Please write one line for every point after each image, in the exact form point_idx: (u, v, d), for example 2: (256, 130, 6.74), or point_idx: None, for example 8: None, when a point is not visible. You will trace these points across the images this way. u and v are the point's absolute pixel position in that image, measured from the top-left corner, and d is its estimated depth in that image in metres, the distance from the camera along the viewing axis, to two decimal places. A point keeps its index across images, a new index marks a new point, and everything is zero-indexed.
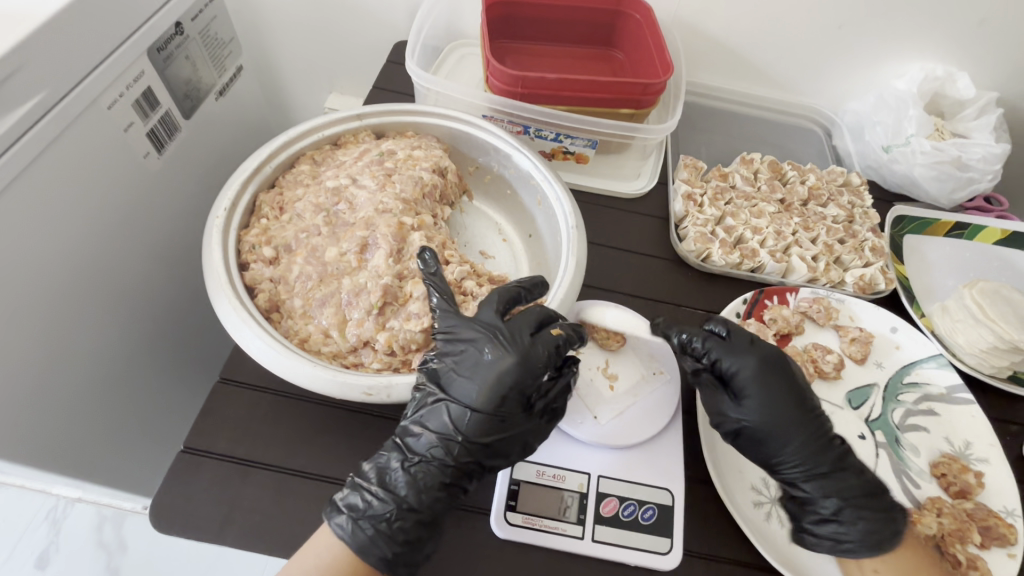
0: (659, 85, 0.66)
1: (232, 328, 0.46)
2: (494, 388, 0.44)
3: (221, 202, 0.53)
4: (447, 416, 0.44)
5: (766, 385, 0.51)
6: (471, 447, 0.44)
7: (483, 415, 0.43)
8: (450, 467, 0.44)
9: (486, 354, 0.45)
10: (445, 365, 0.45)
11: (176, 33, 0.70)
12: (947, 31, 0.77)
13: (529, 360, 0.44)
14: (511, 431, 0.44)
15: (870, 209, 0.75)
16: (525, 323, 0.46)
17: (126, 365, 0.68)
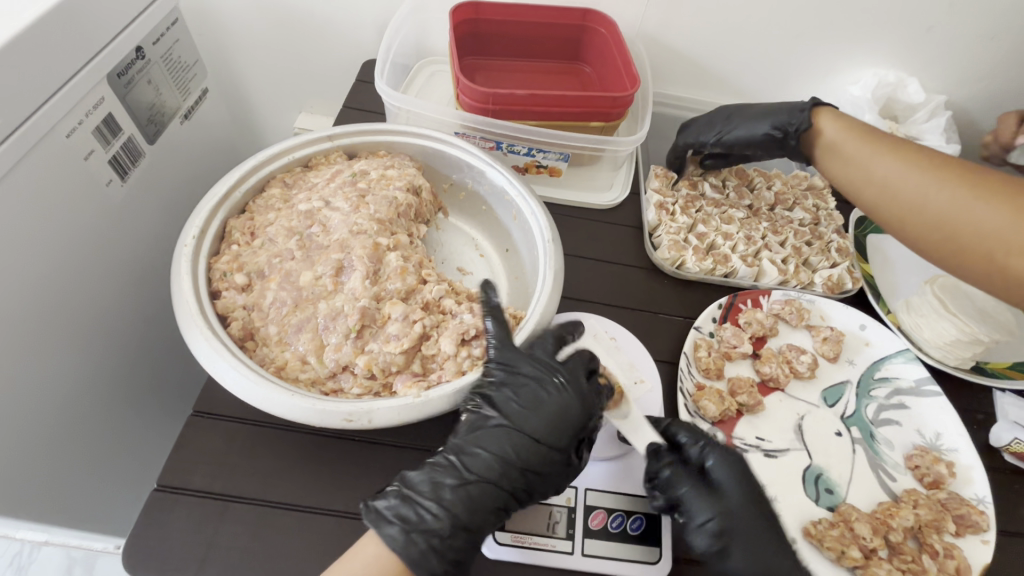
0: (627, 98, 0.67)
1: (206, 360, 0.45)
2: (562, 421, 0.46)
3: (189, 229, 0.52)
4: (508, 442, 0.45)
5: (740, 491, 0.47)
6: (528, 476, 0.45)
7: (547, 445, 0.45)
8: (507, 496, 0.44)
9: (554, 389, 0.47)
10: (506, 394, 0.46)
11: (137, 58, 0.68)
12: (896, 39, 0.81)
13: (591, 397, 0.47)
14: (567, 464, 0.46)
15: (834, 211, 0.77)
16: (581, 358, 0.49)
17: (92, 400, 0.66)
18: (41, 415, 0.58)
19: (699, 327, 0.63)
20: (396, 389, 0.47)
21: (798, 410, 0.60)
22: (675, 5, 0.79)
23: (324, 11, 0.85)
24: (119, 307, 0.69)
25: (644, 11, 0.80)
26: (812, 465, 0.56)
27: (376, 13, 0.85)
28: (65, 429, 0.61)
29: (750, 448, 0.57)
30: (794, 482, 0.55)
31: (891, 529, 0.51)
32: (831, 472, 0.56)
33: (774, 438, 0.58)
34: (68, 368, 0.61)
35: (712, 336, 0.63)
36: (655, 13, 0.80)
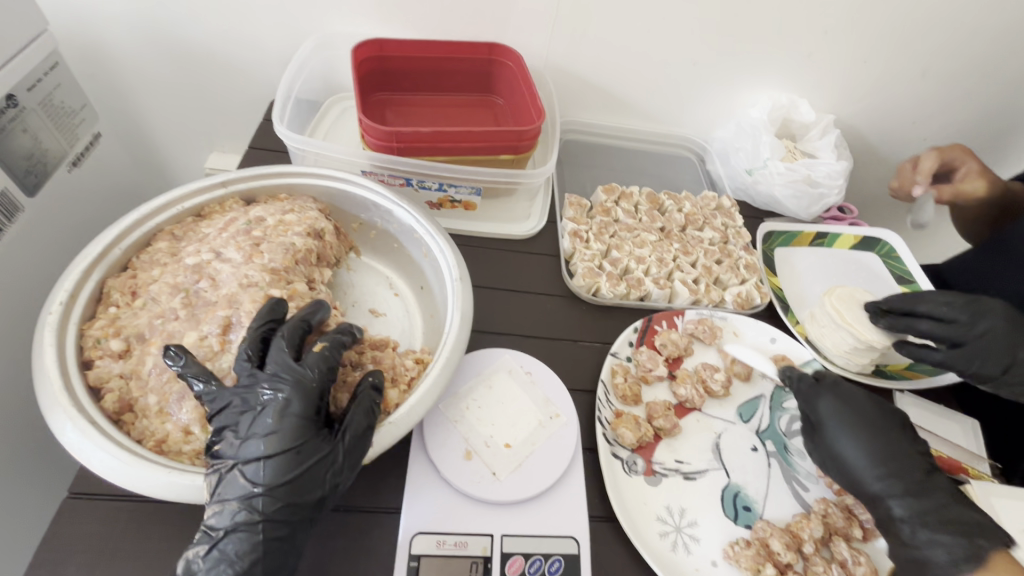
0: (532, 131, 0.68)
1: (71, 443, 0.41)
2: (284, 425, 0.42)
3: (58, 294, 0.48)
4: (241, 478, 0.41)
5: (858, 431, 0.55)
6: (276, 493, 0.41)
7: (278, 459, 0.41)
8: (270, 526, 0.40)
9: (270, 402, 0.43)
10: (228, 435, 0.43)
11: (9, 106, 0.63)
12: (784, 65, 0.86)
13: (307, 385, 0.44)
14: (311, 460, 0.42)
15: (742, 229, 0.80)
16: (283, 353, 0.45)
17: None
18: None
19: (615, 352, 0.64)
20: None
21: (714, 428, 0.62)
22: (579, 37, 0.81)
23: (226, 47, 0.83)
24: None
25: (550, 43, 0.82)
26: (730, 483, 0.57)
27: (282, 51, 0.84)
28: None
29: (670, 472, 0.57)
30: (713, 503, 0.56)
31: (803, 541, 0.53)
32: (748, 488, 0.57)
33: (693, 460, 0.59)
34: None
35: (629, 360, 0.64)
36: (559, 46, 0.82)
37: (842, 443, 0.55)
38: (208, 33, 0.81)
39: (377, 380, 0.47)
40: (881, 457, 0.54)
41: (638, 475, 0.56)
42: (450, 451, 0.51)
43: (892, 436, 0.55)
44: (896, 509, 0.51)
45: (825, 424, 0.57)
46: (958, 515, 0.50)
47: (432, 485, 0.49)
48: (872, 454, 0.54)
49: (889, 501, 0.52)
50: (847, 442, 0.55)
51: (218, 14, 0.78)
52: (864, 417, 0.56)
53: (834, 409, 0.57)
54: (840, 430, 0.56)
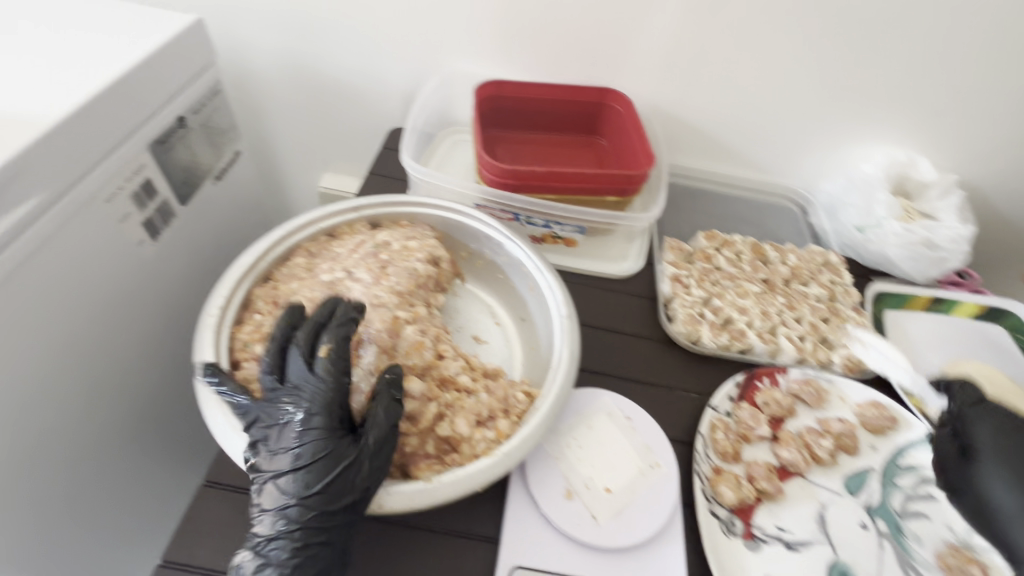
0: (642, 176, 0.69)
1: (221, 435, 0.45)
2: (309, 437, 0.42)
3: (215, 299, 0.53)
4: (275, 489, 0.42)
5: (1004, 468, 0.52)
6: (308, 501, 0.41)
7: (307, 469, 0.41)
8: (307, 533, 0.41)
9: (293, 414, 0.43)
10: (260, 449, 0.43)
11: (178, 126, 0.74)
12: (903, 121, 0.83)
13: (323, 393, 0.44)
14: (336, 467, 0.42)
15: (850, 287, 0.77)
16: (298, 363, 0.45)
17: (87, 449, 0.67)
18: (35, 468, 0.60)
19: (715, 406, 0.62)
20: (411, 472, 0.46)
21: (819, 498, 0.58)
22: (688, 84, 0.83)
23: (356, 82, 0.91)
24: (127, 359, 0.71)
25: (658, 90, 0.84)
26: (837, 560, 0.54)
27: (404, 86, 0.90)
28: (55, 475, 0.63)
29: (771, 539, 0.55)
30: None
31: None
32: (858, 569, 0.54)
33: (796, 529, 0.56)
34: (65, 423, 0.63)
35: (729, 416, 0.62)
36: (668, 92, 0.84)
37: (1000, 494, 0.51)
38: (343, 68, 0.89)
39: (395, 382, 0.46)
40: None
41: (737, 537, 0.54)
42: (552, 488, 0.51)
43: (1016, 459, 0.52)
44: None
45: (978, 461, 0.54)
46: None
47: (532, 520, 0.50)
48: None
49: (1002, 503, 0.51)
50: (994, 476, 0.52)
51: (354, 52, 0.86)
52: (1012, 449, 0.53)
53: (957, 448, 0.57)
54: (990, 472, 0.53)
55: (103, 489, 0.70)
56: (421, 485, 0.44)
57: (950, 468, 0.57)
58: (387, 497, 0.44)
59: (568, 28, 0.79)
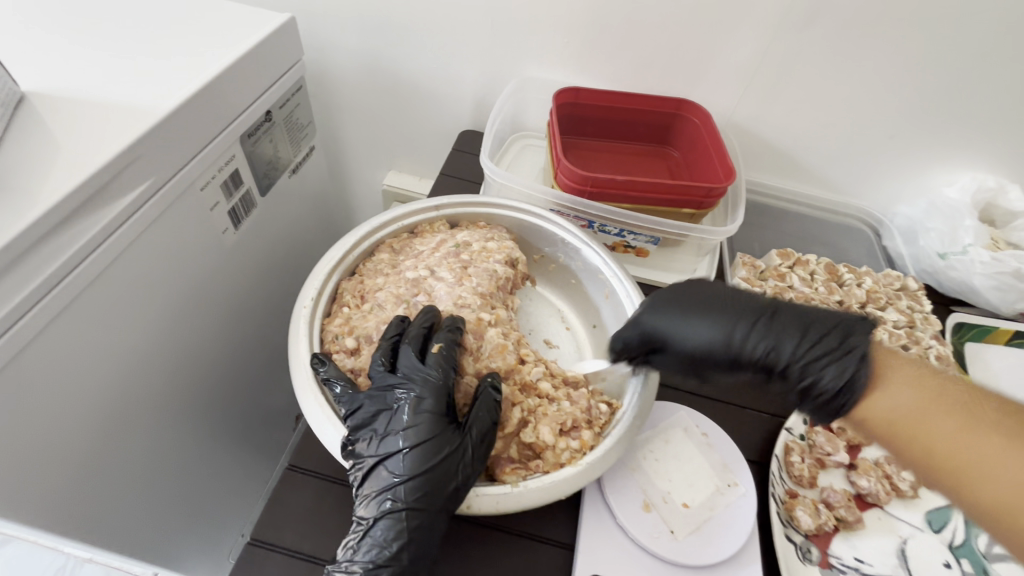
0: (721, 190, 0.68)
1: (316, 424, 0.47)
2: (418, 421, 0.45)
3: (309, 290, 0.55)
4: (382, 470, 0.44)
5: (686, 319, 0.51)
6: (416, 484, 0.43)
7: (417, 451, 0.44)
8: (411, 514, 0.43)
9: (404, 400, 0.46)
10: (367, 434, 0.46)
11: (265, 120, 0.76)
12: (996, 147, 0.80)
13: (435, 383, 0.47)
14: (444, 453, 0.44)
15: (931, 315, 0.74)
16: (411, 357, 0.48)
17: (162, 425, 0.70)
18: (119, 440, 0.63)
19: (791, 428, 0.61)
20: (496, 474, 0.48)
21: (898, 531, 0.57)
22: (768, 99, 0.81)
23: (430, 83, 0.92)
24: (201, 341, 0.74)
25: (736, 103, 0.83)
26: None
27: (478, 89, 0.91)
28: (134, 447, 0.66)
29: (848, 570, 0.53)
30: None
31: None
32: None
33: (875, 562, 0.54)
34: (146, 400, 0.66)
35: (804, 439, 0.61)
36: (746, 106, 0.83)
37: (685, 337, 0.50)
38: (419, 70, 0.91)
39: (496, 380, 0.49)
40: (721, 320, 0.50)
41: (813, 564, 0.53)
42: (630, 499, 0.51)
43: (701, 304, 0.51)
44: (825, 376, 0.45)
45: (670, 342, 0.51)
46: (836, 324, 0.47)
47: (610, 530, 0.50)
48: (704, 314, 0.51)
49: (789, 351, 0.47)
50: (693, 325, 0.51)
51: (432, 54, 0.88)
52: (700, 299, 0.52)
53: (710, 371, 0.51)
54: (671, 327, 0.51)
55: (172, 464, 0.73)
56: (511, 487, 0.45)
57: (711, 369, 0.51)
58: (476, 498, 0.45)
59: (650, 38, 0.78)
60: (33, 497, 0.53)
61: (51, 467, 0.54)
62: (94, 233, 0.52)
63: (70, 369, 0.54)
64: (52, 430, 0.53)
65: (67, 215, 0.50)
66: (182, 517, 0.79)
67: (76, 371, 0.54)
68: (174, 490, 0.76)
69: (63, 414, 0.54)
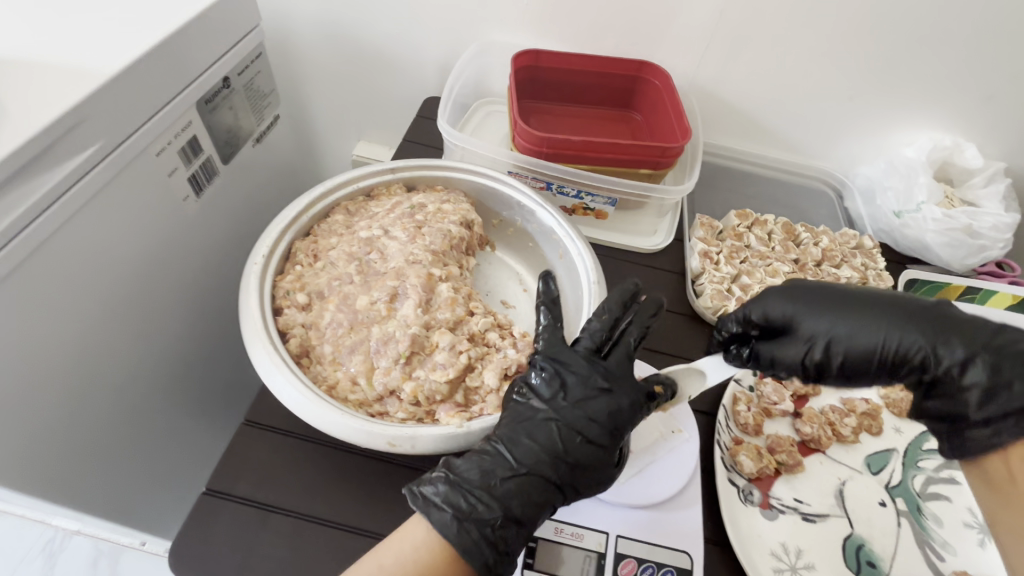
0: (677, 149, 0.69)
1: (265, 372, 0.48)
2: (609, 417, 0.45)
3: (260, 248, 0.55)
4: (555, 434, 0.45)
5: (842, 311, 0.49)
6: (528, 466, 0.44)
7: (597, 445, 0.45)
8: (520, 492, 0.43)
9: (545, 383, 0.47)
10: (557, 389, 0.47)
11: (224, 87, 0.76)
12: (953, 104, 0.80)
13: (637, 394, 0.47)
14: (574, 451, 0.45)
15: (883, 272, 0.76)
16: (624, 356, 0.48)
17: (129, 390, 0.71)
18: (84, 404, 0.64)
19: (738, 379, 0.64)
20: (439, 417, 0.49)
21: (838, 474, 0.59)
22: (729, 59, 0.81)
23: (392, 49, 0.91)
24: (165, 308, 0.75)
25: (697, 65, 0.83)
26: (853, 534, 0.55)
27: (441, 56, 0.91)
28: (99, 412, 0.66)
29: (788, 510, 0.56)
30: (832, 551, 0.53)
31: None
32: (874, 544, 0.54)
33: (814, 502, 0.57)
34: (112, 365, 0.67)
35: (752, 390, 0.63)
36: (707, 67, 0.83)
37: (838, 328, 0.48)
38: (381, 35, 0.89)
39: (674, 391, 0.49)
40: (886, 330, 0.47)
41: (754, 506, 0.55)
42: None
43: (911, 306, 0.49)
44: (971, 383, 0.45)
45: (793, 327, 0.50)
46: (980, 335, 0.46)
47: None
48: (851, 329, 0.48)
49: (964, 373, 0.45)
50: (859, 333, 0.48)
51: (393, 19, 0.87)
52: (835, 305, 0.49)
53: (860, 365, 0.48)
54: (799, 311, 0.50)
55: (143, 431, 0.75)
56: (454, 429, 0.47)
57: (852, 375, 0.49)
58: (416, 439, 0.45)
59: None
60: None
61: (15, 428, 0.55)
62: (40, 195, 0.53)
63: (26, 332, 0.54)
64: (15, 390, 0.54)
65: (11, 177, 0.50)
66: (155, 481, 0.81)
67: (32, 334, 0.55)
68: (146, 455, 0.78)
69: (23, 375, 0.55)
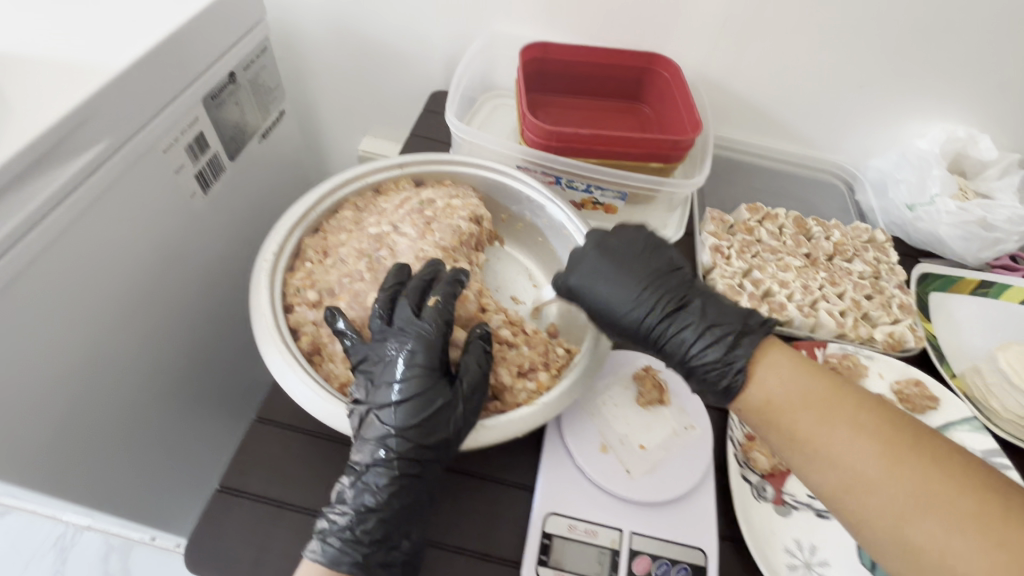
0: (688, 142, 0.68)
1: (278, 371, 0.48)
2: (411, 375, 0.46)
3: (270, 246, 0.55)
4: (392, 412, 0.45)
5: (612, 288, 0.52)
6: (399, 438, 0.45)
7: (407, 405, 0.45)
8: (403, 463, 0.45)
9: (398, 353, 0.47)
10: (364, 383, 0.47)
11: (229, 81, 0.75)
12: (966, 94, 0.79)
13: (428, 338, 0.47)
14: (429, 413, 0.45)
15: (897, 266, 0.75)
16: (406, 308, 0.49)
17: (139, 387, 0.71)
18: (95, 404, 0.64)
19: None
20: None
21: None
22: (740, 50, 0.80)
23: (398, 42, 0.90)
24: (174, 304, 0.75)
25: (707, 56, 0.82)
26: None
27: (448, 49, 0.90)
28: (110, 409, 0.67)
29: (801, 506, 0.55)
30: (847, 548, 0.53)
31: None
32: None
33: None
34: (123, 362, 0.67)
35: None
36: (717, 58, 0.82)
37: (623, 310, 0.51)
38: (387, 28, 0.88)
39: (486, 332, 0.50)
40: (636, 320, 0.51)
41: (767, 501, 0.55)
42: (588, 441, 0.53)
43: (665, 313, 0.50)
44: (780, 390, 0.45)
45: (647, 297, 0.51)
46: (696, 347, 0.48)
47: (569, 472, 0.52)
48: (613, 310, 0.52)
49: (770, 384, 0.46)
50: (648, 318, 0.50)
51: (399, 14, 0.86)
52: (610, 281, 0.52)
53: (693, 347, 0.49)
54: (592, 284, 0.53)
55: (154, 427, 0.75)
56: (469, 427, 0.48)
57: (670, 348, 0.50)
58: None
59: None
60: (14, 457, 0.54)
61: (32, 427, 0.56)
62: (49, 192, 0.52)
63: (38, 330, 0.54)
64: (29, 387, 0.54)
65: (21, 172, 0.50)
66: (165, 477, 0.80)
67: (44, 332, 0.55)
68: (157, 452, 0.78)
69: (37, 374, 0.55)
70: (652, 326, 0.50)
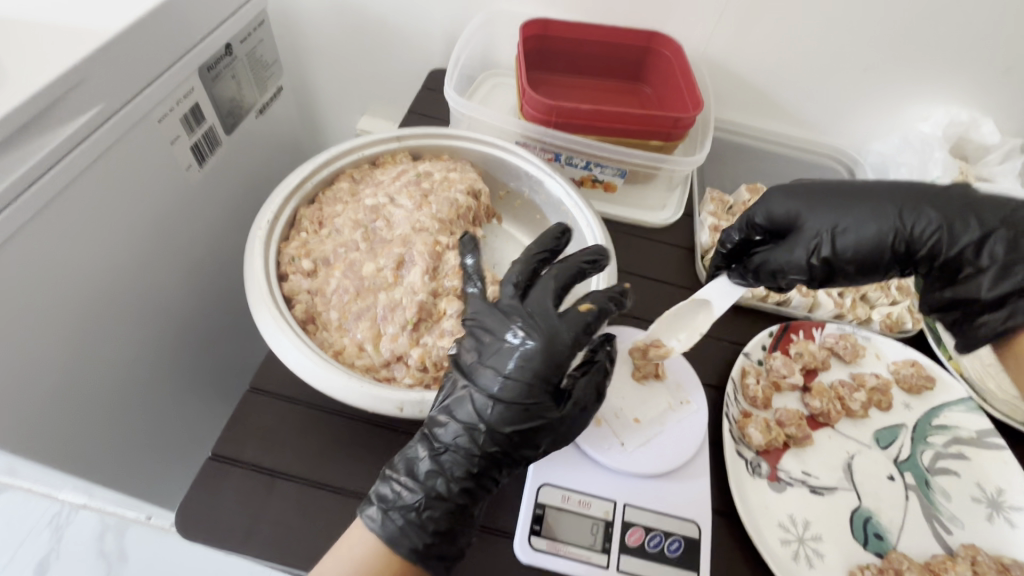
0: (688, 120, 0.67)
1: (270, 336, 0.48)
2: (520, 377, 0.43)
3: (264, 215, 0.54)
4: (481, 401, 0.44)
5: (825, 208, 0.53)
6: (496, 437, 0.44)
7: (508, 407, 0.43)
8: (482, 461, 0.44)
9: (517, 348, 0.44)
10: (474, 352, 0.46)
11: (226, 53, 0.74)
12: (970, 77, 0.78)
13: (556, 343, 0.44)
14: (532, 419, 0.43)
15: None
16: (546, 296, 0.47)
17: (132, 361, 0.71)
18: (87, 376, 0.63)
19: (748, 353, 0.63)
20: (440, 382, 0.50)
21: (848, 448, 0.59)
22: (743, 30, 0.79)
23: (397, 19, 0.89)
24: (168, 278, 0.74)
25: (708, 37, 0.81)
26: (861, 507, 0.54)
27: (447, 26, 0.89)
28: (103, 383, 0.66)
29: (796, 482, 0.55)
30: (840, 524, 0.53)
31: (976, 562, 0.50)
32: (881, 516, 0.54)
33: (822, 474, 0.56)
34: (115, 336, 0.67)
35: (761, 363, 0.63)
36: (719, 39, 0.81)
37: (836, 224, 0.52)
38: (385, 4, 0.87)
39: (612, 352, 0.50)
40: (874, 217, 0.51)
41: (762, 478, 0.55)
42: None
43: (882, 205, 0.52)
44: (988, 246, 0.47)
45: (804, 225, 0.54)
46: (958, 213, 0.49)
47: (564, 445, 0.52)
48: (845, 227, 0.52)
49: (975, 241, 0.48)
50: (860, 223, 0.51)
51: None
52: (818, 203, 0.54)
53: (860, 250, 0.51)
54: (795, 208, 0.55)
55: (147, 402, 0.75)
56: None
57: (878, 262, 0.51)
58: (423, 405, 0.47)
59: None
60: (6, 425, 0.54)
61: (21, 396, 0.55)
62: (37, 159, 0.52)
63: (27, 299, 0.54)
64: (17, 356, 0.53)
65: (10, 136, 0.49)
66: (159, 453, 0.80)
67: (32, 301, 0.54)
68: (151, 427, 0.77)
69: (26, 344, 0.55)
70: (909, 227, 0.50)
